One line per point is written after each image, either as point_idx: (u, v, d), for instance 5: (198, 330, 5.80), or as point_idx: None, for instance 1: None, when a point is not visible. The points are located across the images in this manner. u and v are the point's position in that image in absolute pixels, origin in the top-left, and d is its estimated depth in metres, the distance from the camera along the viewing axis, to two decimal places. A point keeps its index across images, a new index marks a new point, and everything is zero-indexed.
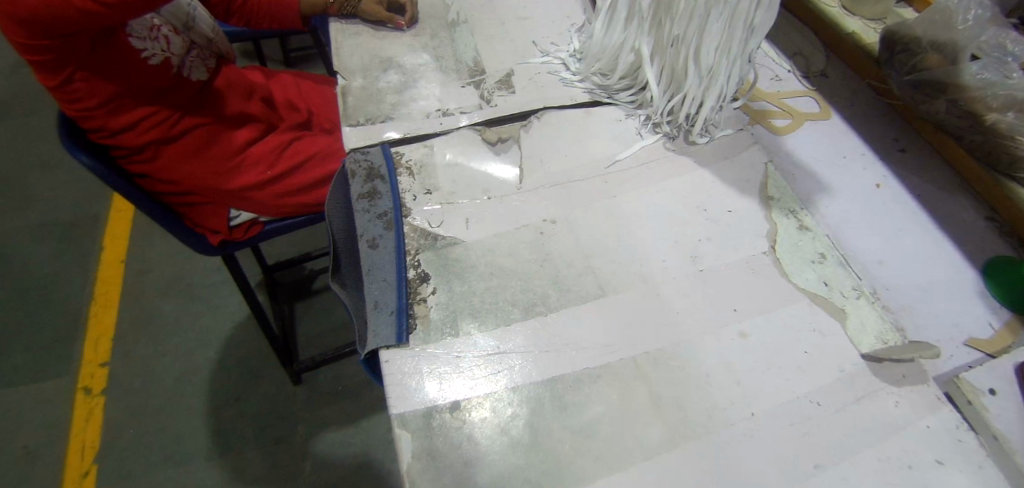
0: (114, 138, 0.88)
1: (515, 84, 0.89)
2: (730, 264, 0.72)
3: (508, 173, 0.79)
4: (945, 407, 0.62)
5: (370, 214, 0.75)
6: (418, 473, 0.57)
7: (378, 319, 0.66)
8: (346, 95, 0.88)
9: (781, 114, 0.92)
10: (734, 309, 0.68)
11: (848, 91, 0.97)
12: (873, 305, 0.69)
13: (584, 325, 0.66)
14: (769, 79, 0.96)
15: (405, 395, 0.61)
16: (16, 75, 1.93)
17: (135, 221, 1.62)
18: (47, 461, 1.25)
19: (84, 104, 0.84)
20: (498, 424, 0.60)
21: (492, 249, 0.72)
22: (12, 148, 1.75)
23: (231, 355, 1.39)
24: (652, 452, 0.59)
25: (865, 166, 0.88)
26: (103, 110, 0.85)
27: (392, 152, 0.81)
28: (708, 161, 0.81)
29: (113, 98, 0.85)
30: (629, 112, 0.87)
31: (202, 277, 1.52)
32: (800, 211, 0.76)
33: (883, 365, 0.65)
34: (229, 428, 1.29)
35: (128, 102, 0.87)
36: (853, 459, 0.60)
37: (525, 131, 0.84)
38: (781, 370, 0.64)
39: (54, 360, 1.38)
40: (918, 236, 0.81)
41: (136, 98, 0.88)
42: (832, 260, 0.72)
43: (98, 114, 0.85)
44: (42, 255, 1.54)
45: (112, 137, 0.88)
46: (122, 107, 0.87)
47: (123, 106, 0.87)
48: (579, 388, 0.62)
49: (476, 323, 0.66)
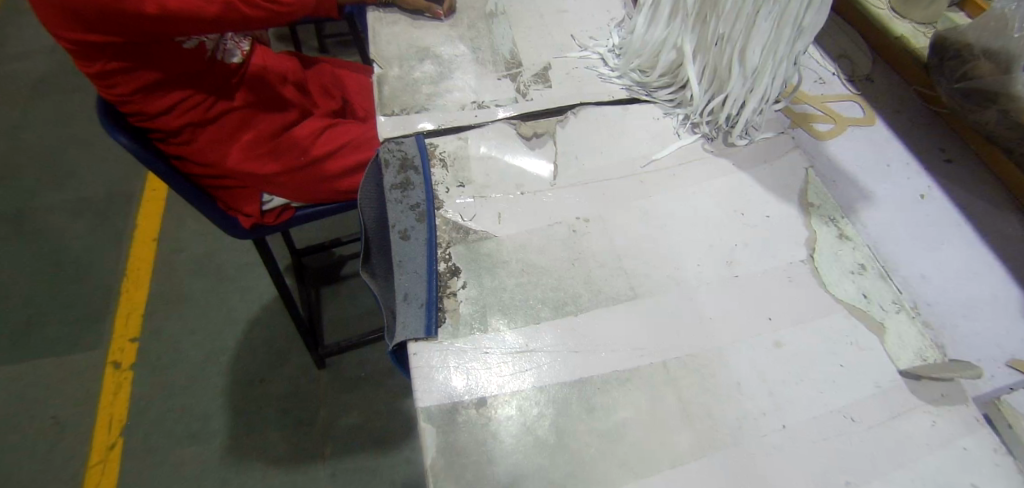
0: (151, 121, 0.89)
1: (551, 78, 0.88)
2: (766, 271, 0.70)
3: (542, 169, 0.78)
4: (984, 429, 0.60)
5: (402, 205, 0.74)
6: (442, 468, 0.57)
7: (407, 311, 0.66)
8: (382, 84, 0.88)
9: (824, 118, 0.89)
10: (769, 318, 0.67)
11: (895, 96, 0.93)
12: (912, 321, 0.67)
13: (614, 328, 0.66)
14: (813, 81, 0.93)
15: (432, 388, 0.61)
16: (58, 52, 1.97)
17: (168, 200, 1.66)
18: (76, 430, 1.29)
19: (121, 89, 0.84)
20: (523, 423, 0.60)
21: (523, 245, 0.71)
22: (53, 124, 1.79)
23: (256, 335, 1.42)
24: (679, 459, 0.58)
25: (910, 175, 0.84)
26: (140, 94, 0.86)
27: (426, 143, 0.80)
28: (747, 165, 0.79)
29: (149, 82, 0.86)
30: (668, 111, 0.86)
31: (231, 258, 1.55)
32: (840, 219, 0.74)
33: (921, 383, 0.63)
34: (253, 408, 1.31)
35: (163, 86, 0.88)
36: (886, 478, 0.58)
37: (561, 127, 0.82)
38: (814, 383, 0.63)
39: (87, 332, 1.42)
40: (964, 251, 0.78)
41: (172, 82, 0.89)
42: (872, 272, 0.70)
43: (135, 98, 0.86)
44: (79, 230, 1.59)
45: (150, 121, 0.89)
46: (157, 91, 0.88)
47: (159, 90, 0.88)
48: (608, 391, 0.62)
49: (505, 319, 0.66)
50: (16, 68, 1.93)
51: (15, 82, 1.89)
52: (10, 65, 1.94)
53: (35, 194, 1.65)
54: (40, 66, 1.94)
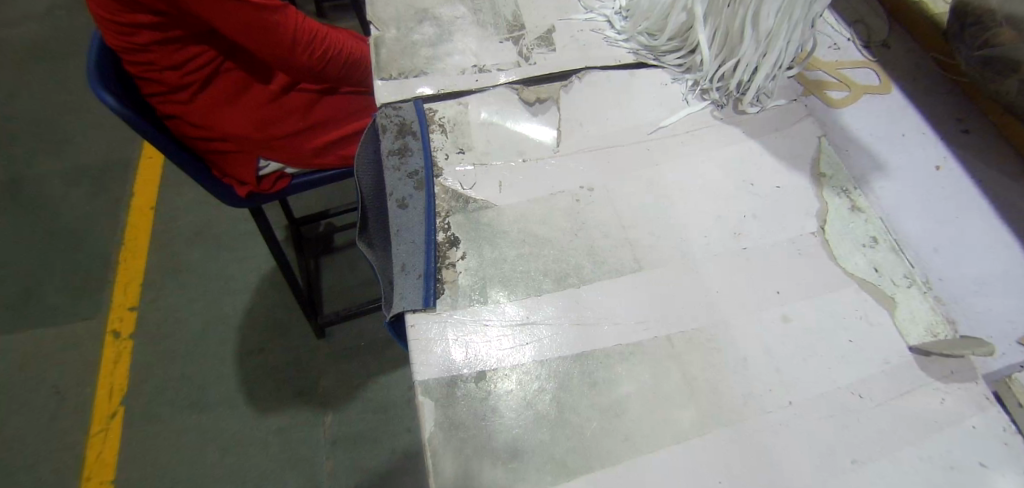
0: (157, 72, 0.85)
1: (556, 41, 0.84)
2: (776, 243, 0.68)
3: (545, 135, 0.75)
4: (993, 408, 0.59)
5: (400, 172, 0.72)
6: (439, 442, 0.56)
7: (405, 282, 0.64)
8: (379, 47, 0.84)
9: (838, 85, 0.85)
10: (777, 292, 0.65)
11: (911, 64, 0.89)
12: (924, 296, 0.65)
13: (617, 300, 0.64)
14: (827, 47, 0.89)
15: (430, 361, 0.60)
16: (50, 16, 1.91)
17: (164, 170, 1.62)
18: (76, 401, 1.28)
19: (141, 40, 0.80)
20: (523, 397, 0.58)
21: (525, 215, 0.69)
22: (45, 92, 1.75)
23: (257, 305, 1.40)
24: (682, 434, 0.57)
25: (925, 146, 0.81)
26: (158, 47, 0.82)
27: (425, 109, 0.77)
28: (757, 132, 0.77)
29: (169, 36, 0.82)
30: (676, 77, 0.82)
31: (229, 228, 1.53)
32: (853, 190, 0.72)
33: (929, 360, 0.62)
34: (253, 378, 1.31)
35: (181, 40, 0.84)
36: (893, 456, 0.57)
37: (564, 92, 0.79)
38: (823, 359, 0.61)
39: (85, 302, 1.40)
40: (979, 224, 0.76)
41: (188, 38, 0.85)
42: (884, 245, 0.68)
43: (151, 50, 0.82)
44: (75, 199, 1.56)
45: (155, 74, 0.85)
46: (173, 44, 0.84)
47: (175, 44, 0.84)
48: (610, 366, 0.60)
49: (506, 291, 0.64)
50: (6, 34, 1.87)
51: (5, 48, 1.84)
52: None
53: (29, 162, 1.62)
54: (30, 32, 1.88)
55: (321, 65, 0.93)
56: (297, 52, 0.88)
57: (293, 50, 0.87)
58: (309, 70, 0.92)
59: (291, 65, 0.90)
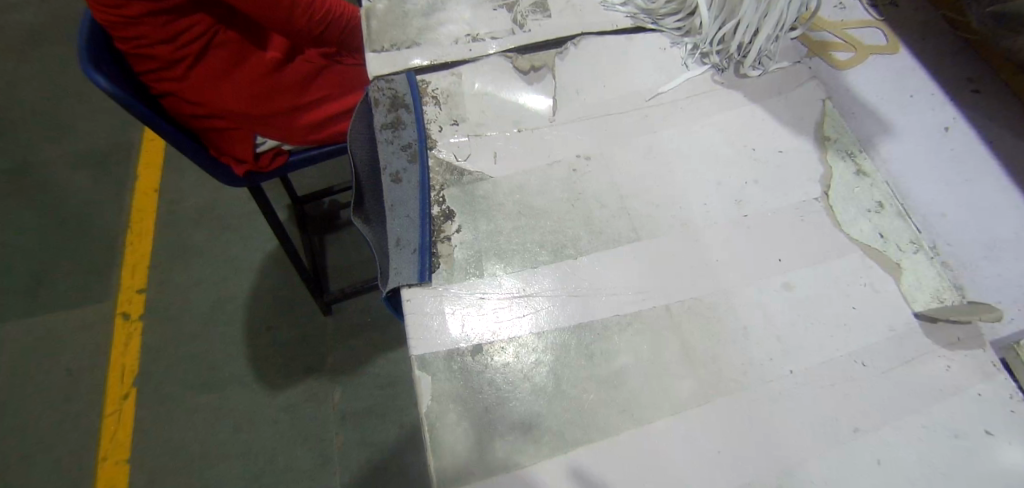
0: (149, 48, 0.83)
1: (551, 7, 0.81)
2: (778, 210, 0.66)
3: (541, 104, 0.73)
4: (1000, 374, 0.58)
5: (393, 145, 0.71)
6: (438, 415, 0.56)
7: (400, 257, 0.63)
8: (370, 18, 0.81)
9: (843, 46, 0.82)
10: (779, 259, 0.64)
11: (920, 23, 0.85)
12: (931, 261, 0.63)
13: (615, 271, 0.63)
14: (833, 6, 0.86)
15: (427, 336, 0.59)
16: None
17: (166, 151, 1.61)
18: (88, 382, 1.30)
19: (132, 13, 0.79)
20: (521, 370, 0.58)
21: (521, 186, 0.68)
22: (44, 76, 1.74)
23: (262, 284, 1.41)
24: (681, 405, 0.56)
25: (934, 107, 0.79)
26: (149, 19, 0.81)
27: (417, 80, 0.75)
28: (759, 96, 0.74)
29: (159, 7, 0.81)
30: (675, 41, 0.79)
31: (232, 208, 1.52)
32: (858, 154, 0.70)
33: (936, 326, 0.61)
34: (261, 357, 1.32)
35: (172, 11, 0.83)
36: (896, 424, 0.56)
37: (560, 59, 0.77)
38: (826, 327, 0.60)
39: (93, 285, 1.42)
40: (990, 187, 0.73)
41: (180, 10, 0.84)
42: (889, 210, 0.66)
43: (142, 22, 0.80)
44: (78, 183, 1.56)
45: (148, 49, 0.83)
46: (165, 16, 0.82)
47: (166, 15, 0.83)
48: (609, 337, 0.59)
49: (502, 264, 0.63)
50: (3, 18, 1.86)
51: (3, 33, 1.83)
52: None
53: (32, 147, 1.61)
54: (26, 16, 1.86)
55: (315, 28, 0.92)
56: (297, 14, 0.88)
57: (293, 12, 0.88)
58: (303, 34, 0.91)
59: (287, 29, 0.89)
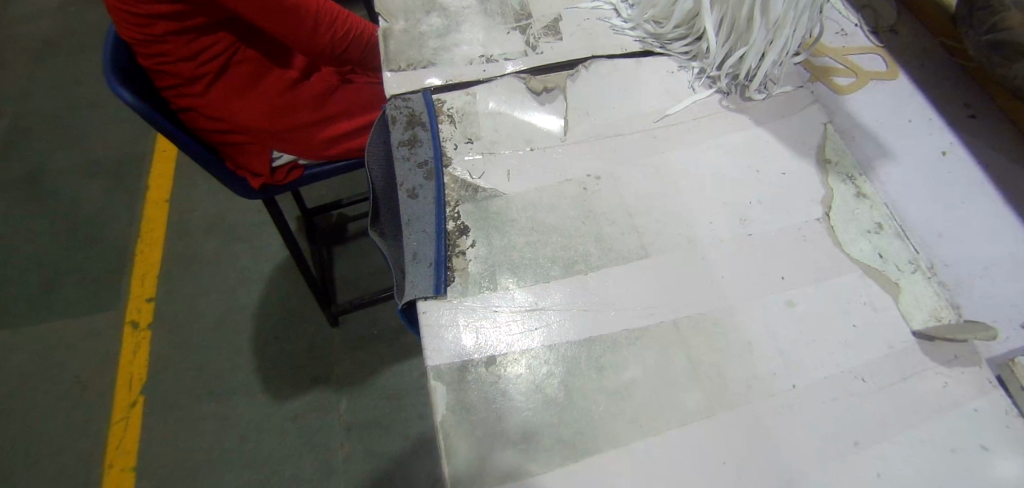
0: (171, 65, 0.86)
1: (563, 30, 0.85)
2: (781, 229, 0.69)
3: (552, 124, 0.76)
4: (996, 391, 0.60)
5: (410, 162, 0.73)
6: (452, 424, 0.58)
7: (416, 270, 0.66)
8: (388, 39, 0.85)
9: (844, 71, 0.85)
10: (782, 277, 0.66)
11: (918, 49, 0.88)
12: (929, 281, 0.65)
13: (623, 286, 0.65)
14: (835, 33, 0.89)
15: (443, 347, 0.61)
16: (62, 11, 1.93)
17: (178, 162, 1.65)
18: (97, 389, 1.32)
19: (158, 30, 0.82)
20: (533, 381, 0.60)
21: (533, 203, 0.70)
22: (60, 86, 1.77)
23: (271, 294, 1.43)
24: (687, 417, 0.58)
25: (932, 131, 0.82)
26: (173, 37, 0.84)
27: (433, 99, 0.78)
28: (763, 119, 0.77)
29: (184, 25, 0.84)
30: (683, 64, 0.82)
31: (242, 219, 1.55)
32: (858, 177, 0.72)
33: (934, 344, 0.63)
34: (268, 366, 1.34)
35: (195, 30, 0.86)
36: (896, 439, 0.58)
37: (571, 81, 0.80)
38: (827, 344, 0.62)
39: (103, 293, 1.44)
40: (986, 209, 0.76)
41: (203, 28, 0.87)
42: (889, 231, 0.68)
43: (167, 40, 0.84)
44: (91, 191, 1.59)
45: (170, 67, 0.86)
46: (188, 34, 0.86)
47: (190, 34, 0.86)
48: (617, 350, 0.62)
49: (515, 278, 0.66)
50: (20, 30, 1.89)
51: (19, 43, 1.86)
52: (13, 27, 1.90)
53: (46, 156, 1.64)
54: (42, 27, 1.90)
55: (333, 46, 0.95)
56: (318, 34, 0.92)
57: (314, 33, 0.91)
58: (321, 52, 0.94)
59: (305, 47, 0.92)
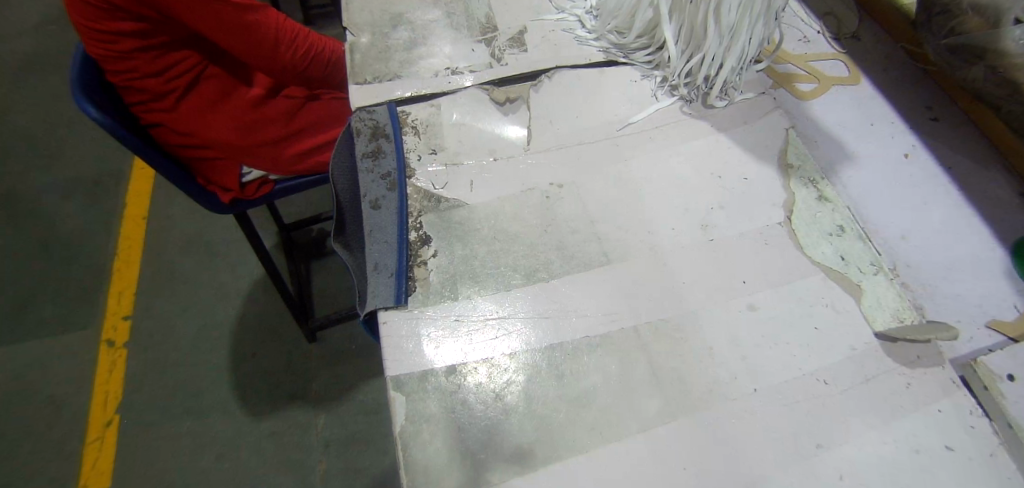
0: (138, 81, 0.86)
1: (527, 42, 0.85)
2: (742, 234, 0.69)
3: (516, 135, 0.76)
4: (959, 391, 0.60)
5: (373, 174, 0.73)
6: (409, 436, 0.57)
7: (378, 280, 0.65)
8: (354, 52, 0.85)
9: (806, 77, 0.86)
10: (743, 282, 0.66)
11: (880, 55, 0.90)
12: (890, 282, 0.66)
13: (586, 294, 0.65)
14: (797, 40, 0.90)
15: (402, 357, 0.61)
16: (42, 31, 1.93)
17: (156, 179, 1.64)
18: (71, 410, 1.30)
19: (123, 47, 0.82)
20: (493, 390, 0.59)
21: (496, 212, 0.70)
22: (38, 105, 1.76)
23: (249, 311, 1.42)
24: (649, 423, 0.58)
25: (894, 134, 0.83)
26: (139, 53, 0.84)
27: (398, 111, 0.78)
28: (725, 126, 0.78)
29: (148, 42, 0.84)
30: (645, 73, 0.83)
31: (220, 235, 1.54)
32: (820, 180, 0.73)
33: (896, 345, 0.63)
34: (246, 383, 1.32)
35: (161, 46, 0.86)
36: (858, 441, 0.58)
37: (534, 91, 0.80)
38: (789, 347, 0.62)
39: (79, 312, 1.42)
40: (947, 209, 0.77)
41: (170, 46, 0.88)
42: (851, 234, 0.69)
43: (133, 57, 0.83)
44: (68, 210, 1.57)
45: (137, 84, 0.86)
46: (154, 51, 0.86)
47: (156, 51, 0.86)
48: (578, 357, 0.61)
49: (476, 287, 0.65)
50: None
51: None
52: None
53: (23, 175, 1.63)
54: (21, 46, 1.89)
55: (302, 63, 0.97)
56: (283, 50, 0.92)
57: (277, 48, 0.91)
58: (290, 68, 0.95)
59: (273, 63, 0.93)
